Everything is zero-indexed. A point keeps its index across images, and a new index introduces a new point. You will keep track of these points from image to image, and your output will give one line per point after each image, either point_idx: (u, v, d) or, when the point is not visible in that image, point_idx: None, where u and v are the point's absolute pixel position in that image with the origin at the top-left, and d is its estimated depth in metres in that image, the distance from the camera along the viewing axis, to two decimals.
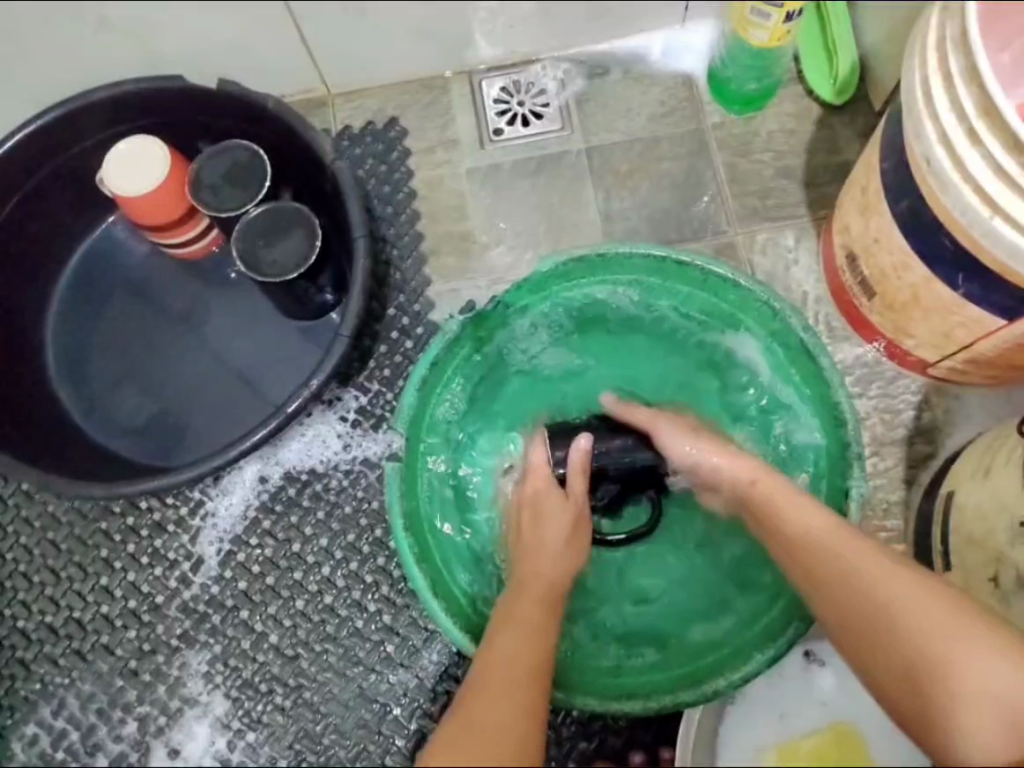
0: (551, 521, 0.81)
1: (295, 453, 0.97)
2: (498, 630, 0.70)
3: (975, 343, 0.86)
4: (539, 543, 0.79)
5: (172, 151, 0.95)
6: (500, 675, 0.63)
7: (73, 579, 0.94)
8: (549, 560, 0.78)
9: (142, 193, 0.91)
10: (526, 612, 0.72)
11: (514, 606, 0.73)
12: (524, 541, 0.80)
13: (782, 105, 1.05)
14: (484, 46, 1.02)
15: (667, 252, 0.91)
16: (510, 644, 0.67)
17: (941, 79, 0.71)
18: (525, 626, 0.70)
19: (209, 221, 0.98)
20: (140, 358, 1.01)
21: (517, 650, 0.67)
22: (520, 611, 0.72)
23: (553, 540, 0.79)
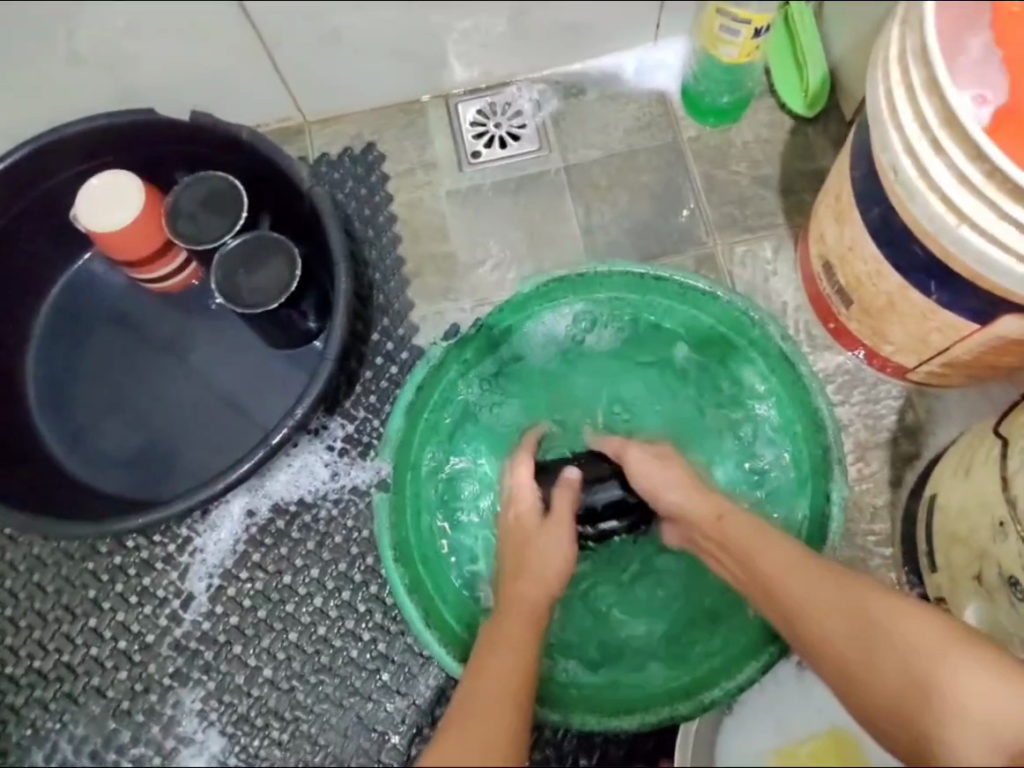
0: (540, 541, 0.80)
1: (283, 483, 0.96)
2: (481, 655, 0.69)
3: (950, 348, 0.87)
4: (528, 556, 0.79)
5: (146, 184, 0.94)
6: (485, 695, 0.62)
7: (61, 621, 0.93)
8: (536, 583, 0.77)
9: (125, 224, 0.90)
10: (508, 632, 0.71)
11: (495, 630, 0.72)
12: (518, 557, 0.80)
13: (756, 118, 1.06)
14: (459, 69, 1.03)
15: (646, 269, 0.92)
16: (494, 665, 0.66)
17: (903, 90, 0.73)
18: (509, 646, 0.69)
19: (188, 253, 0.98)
20: (121, 393, 1.00)
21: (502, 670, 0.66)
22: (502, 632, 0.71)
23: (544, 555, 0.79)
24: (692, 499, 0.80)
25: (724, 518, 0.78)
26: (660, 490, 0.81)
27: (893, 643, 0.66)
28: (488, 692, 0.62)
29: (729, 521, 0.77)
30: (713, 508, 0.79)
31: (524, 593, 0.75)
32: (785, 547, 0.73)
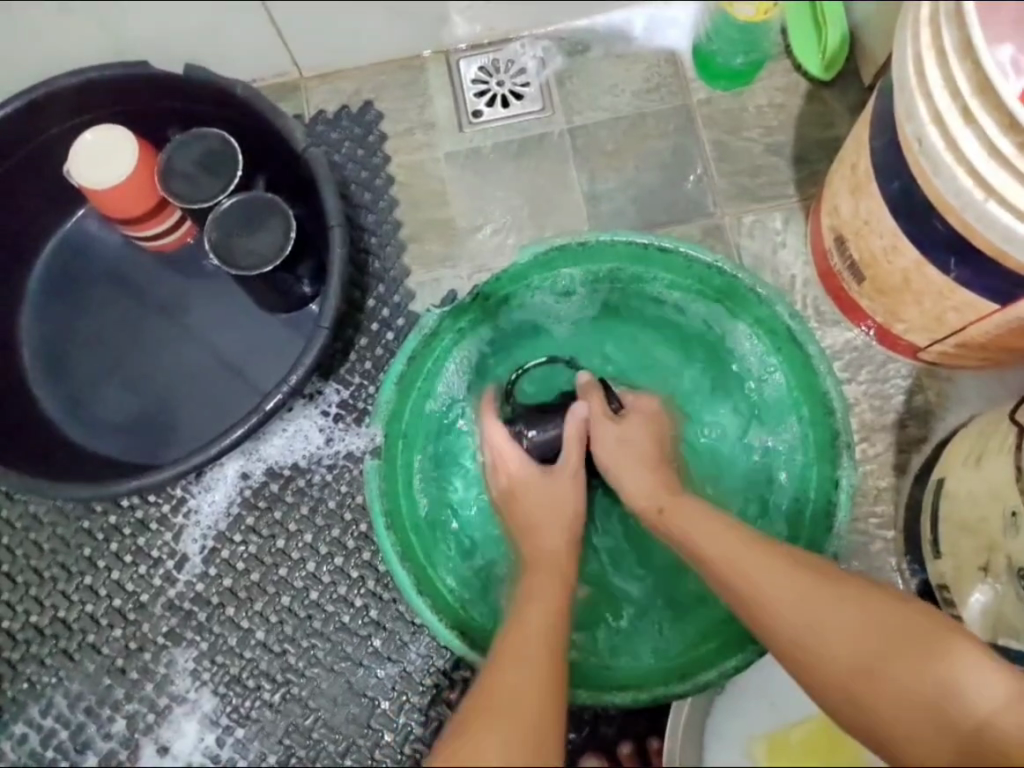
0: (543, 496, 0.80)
1: (277, 448, 0.95)
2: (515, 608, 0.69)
3: (966, 327, 0.83)
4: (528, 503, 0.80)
5: (141, 142, 0.92)
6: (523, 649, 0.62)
7: (57, 579, 0.94)
8: (565, 529, 0.78)
9: (115, 184, 0.88)
10: (541, 584, 0.71)
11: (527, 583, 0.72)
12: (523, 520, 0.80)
13: (771, 80, 1.01)
14: (461, 24, 0.99)
15: (650, 239, 0.89)
16: (530, 616, 0.66)
17: (934, 56, 0.68)
18: (539, 595, 0.69)
19: (181, 214, 0.96)
20: (117, 354, 1.00)
21: (543, 622, 0.65)
22: (533, 584, 0.71)
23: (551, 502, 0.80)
24: (637, 488, 0.80)
25: (664, 508, 0.77)
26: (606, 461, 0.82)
27: (844, 631, 0.65)
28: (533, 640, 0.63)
29: (676, 508, 0.76)
30: (654, 502, 0.78)
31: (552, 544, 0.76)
32: (722, 526, 0.73)
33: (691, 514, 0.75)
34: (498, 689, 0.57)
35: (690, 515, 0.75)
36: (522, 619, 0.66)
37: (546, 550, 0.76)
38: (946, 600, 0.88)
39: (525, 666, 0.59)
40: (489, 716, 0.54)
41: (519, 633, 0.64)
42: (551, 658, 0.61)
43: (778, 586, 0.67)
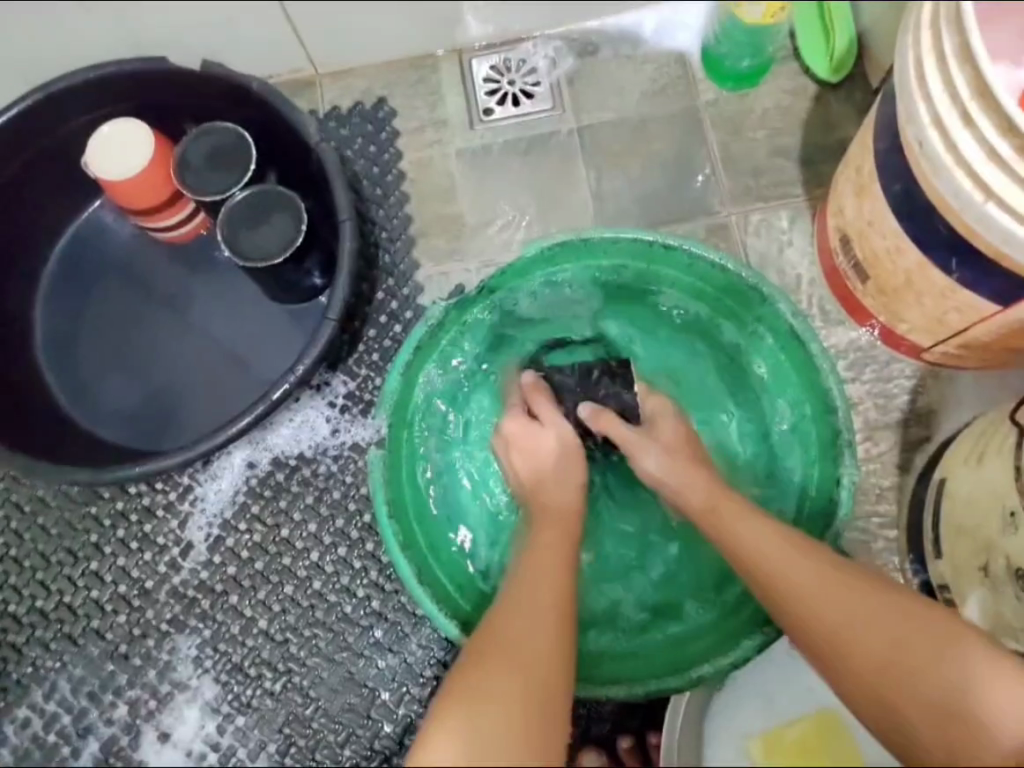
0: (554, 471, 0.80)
1: (283, 439, 0.96)
2: (521, 563, 0.69)
3: (969, 329, 0.84)
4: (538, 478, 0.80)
5: (157, 135, 0.93)
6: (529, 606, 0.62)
7: (63, 564, 0.94)
8: (569, 485, 0.78)
9: (130, 176, 0.90)
10: (550, 540, 0.71)
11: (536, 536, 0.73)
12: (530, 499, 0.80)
13: (778, 83, 1.02)
14: (474, 24, 1.00)
15: (655, 236, 0.89)
16: (533, 565, 0.68)
17: (934, 59, 0.69)
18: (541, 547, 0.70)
19: (194, 207, 0.97)
20: (128, 343, 1.01)
21: (544, 570, 0.67)
22: (541, 537, 0.72)
23: (564, 476, 0.79)
24: (684, 483, 0.78)
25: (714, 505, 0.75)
26: (653, 457, 0.80)
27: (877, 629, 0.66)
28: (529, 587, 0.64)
29: (719, 509, 0.75)
30: (706, 498, 0.76)
31: (556, 499, 0.77)
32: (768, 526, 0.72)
33: (737, 512, 0.74)
34: (498, 634, 0.60)
35: (738, 514, 0.74)
36: (526, 574, 0.66)
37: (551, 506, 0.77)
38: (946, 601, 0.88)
39: (533, 621, 0.60)
40: (485, 664, 0.57)
41: (525, 589, 0.64)
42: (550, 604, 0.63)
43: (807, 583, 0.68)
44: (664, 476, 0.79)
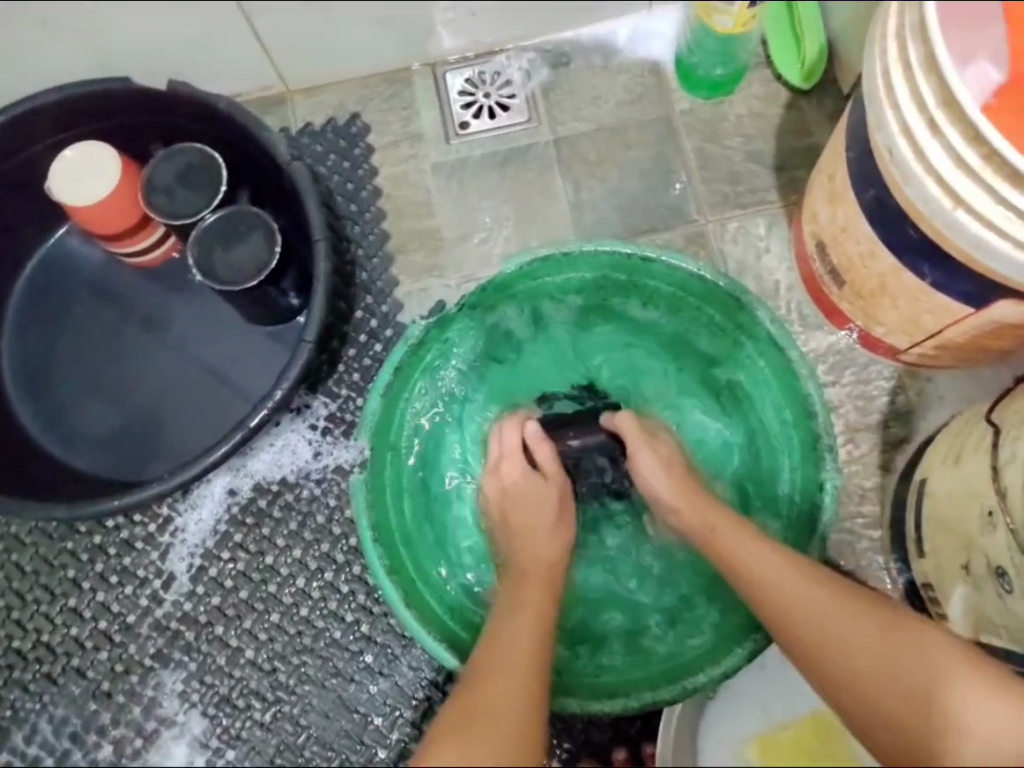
0: (543, 524, 0.79)
1: (265, 463, 0.94)
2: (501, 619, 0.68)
3: (943, 330, 0.85)
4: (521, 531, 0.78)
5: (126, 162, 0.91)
6: (500, 671, 0.61)
7: (40, 602, 0.92)
8: (548, 535, 0.78)
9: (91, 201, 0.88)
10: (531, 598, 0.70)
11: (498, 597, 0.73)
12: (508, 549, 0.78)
13: (751, 90, 1.03)
14: (446, 37, 0.99)
15: (633, 248, 0.89)
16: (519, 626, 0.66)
17: (900, 69, 0.69)
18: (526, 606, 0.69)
19: (156, 237, 0.95)
20: (101, 371, 0.98)
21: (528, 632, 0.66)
22: (523, 594, 0.71)
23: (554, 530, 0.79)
24: (686, 508, 0.78)
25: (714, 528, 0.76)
26: (655, 480, 0.81)
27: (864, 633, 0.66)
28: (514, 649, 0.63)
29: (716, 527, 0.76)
30: (704, 519, 0.77)
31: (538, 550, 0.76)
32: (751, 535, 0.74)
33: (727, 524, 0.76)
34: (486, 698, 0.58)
35: (727, 524, 0.76)
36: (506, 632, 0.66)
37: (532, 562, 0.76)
38: (931, 599, 0.89)
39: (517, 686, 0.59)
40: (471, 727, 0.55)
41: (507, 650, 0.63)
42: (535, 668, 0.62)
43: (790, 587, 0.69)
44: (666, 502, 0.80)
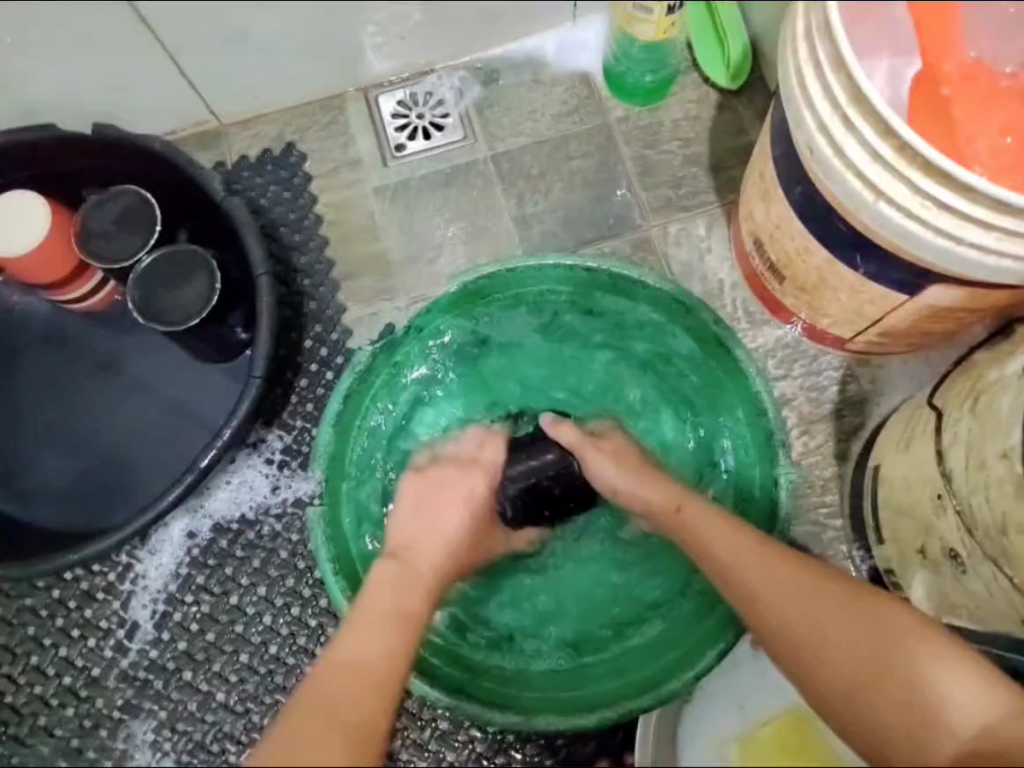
0: (460, 544, 0.75)
1: (223, 502, 0.93)
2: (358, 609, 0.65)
3: (884, 317, 0.86)
4: (432, 539, 0.74)
5: (62, 221, 0.89)
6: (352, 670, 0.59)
7: (1, 663, 0.90)
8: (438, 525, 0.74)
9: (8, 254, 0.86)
10: (395, 589, 0.67)
11: (375, 575, 0.68)
12: (399, 544, 0.73)
13: (682, 94, 1.04)
14: (375, 60, 0.99)
15: (575, 260, 0.89)
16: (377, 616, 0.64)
17: (812, 68, 0.70)
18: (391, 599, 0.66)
19: (74, 293, 0.93)
20: (48, 423, 0.96)
21: (387, 628, 0.63)
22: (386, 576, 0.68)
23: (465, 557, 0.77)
24: (651, 494, 0.77)
25: (681, 509, 0.74)
26: (608, 477, 0.79)
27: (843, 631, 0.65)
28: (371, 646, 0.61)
29: (686, 514, 0.74)
30: (669, 501, 0.75)
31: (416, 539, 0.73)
32: (728, 525, 0.72)
33: (706, 516, 0.73)
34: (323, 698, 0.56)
35: (705, 515, 0.73)
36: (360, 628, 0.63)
37: (411, 549, 0.72)
38: (894, 584, 0.90)
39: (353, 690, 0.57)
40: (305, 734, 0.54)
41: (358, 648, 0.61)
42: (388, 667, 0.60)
43: (773, 583, 0.68)
44: (631, 494, 0.78)
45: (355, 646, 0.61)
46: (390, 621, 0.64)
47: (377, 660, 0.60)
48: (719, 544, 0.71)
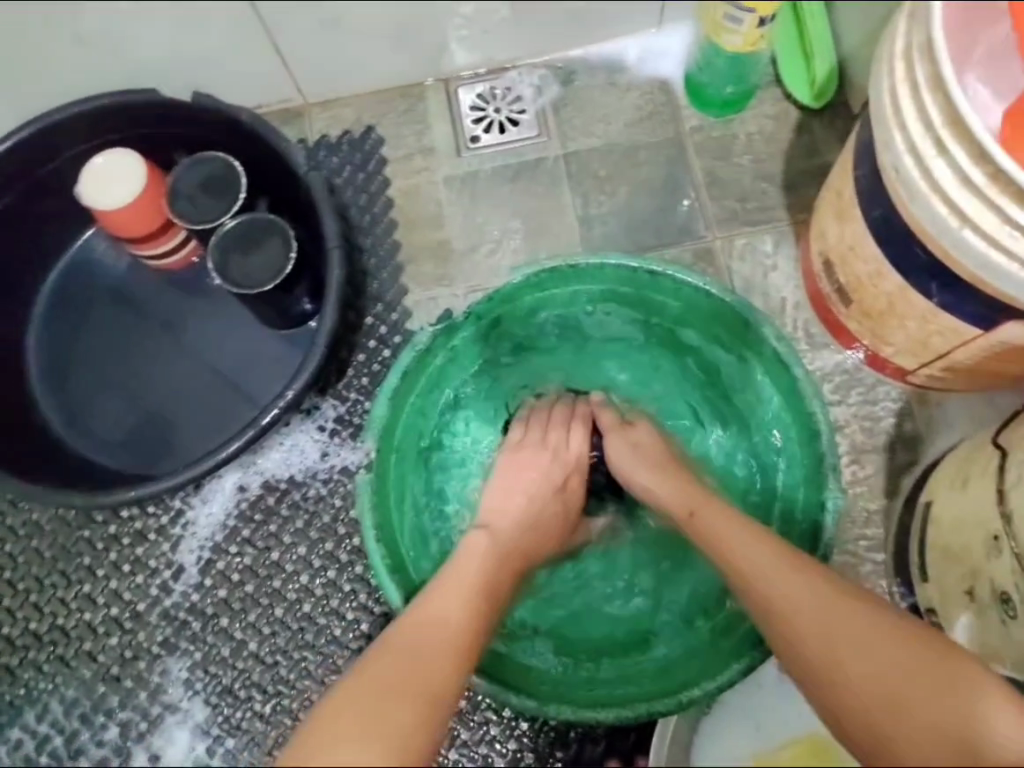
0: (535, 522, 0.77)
1: (274, 462, 0.98)
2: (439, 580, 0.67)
3: (952, 352, 0.84)
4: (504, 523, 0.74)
5: (155, 186, 0.95)
6: (431, 632, 0.60)
7: (56, 587, 0.96)
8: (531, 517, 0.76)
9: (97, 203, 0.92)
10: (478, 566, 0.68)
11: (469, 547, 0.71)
12: (488, 519, 0.75)
13: (760, 108, 1.03)
14: (459, 53, 1.02)
15: (639, 261, 0.90)
16: (452, 588, 0.65)
17: (908, 88, 0.69)
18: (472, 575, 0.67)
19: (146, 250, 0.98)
20: (121, 370, 1.02)
21: (466, 603, 0.64)
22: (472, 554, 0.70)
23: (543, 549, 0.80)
24: (671, 496, 0.75)
25: (695, 514, 0.72)
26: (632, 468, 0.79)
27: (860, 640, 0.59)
28: (450, 612, 0.62)
29: (701, 518, 0.71)
30: (686, 507, 0.73)
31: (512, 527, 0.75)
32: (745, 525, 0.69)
33: (722, 518, 0.70)
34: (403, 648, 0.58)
35: (720, 518, 0.70)
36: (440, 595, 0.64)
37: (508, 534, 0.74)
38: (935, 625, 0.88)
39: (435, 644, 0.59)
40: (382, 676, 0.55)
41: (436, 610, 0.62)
42: (463, 637, 0.61)
43: (787, 584, 0.63)
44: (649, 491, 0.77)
45: (448, 605, 0.63)
46: (480, 590, 0.66)
47: (466, 621, 0.63)
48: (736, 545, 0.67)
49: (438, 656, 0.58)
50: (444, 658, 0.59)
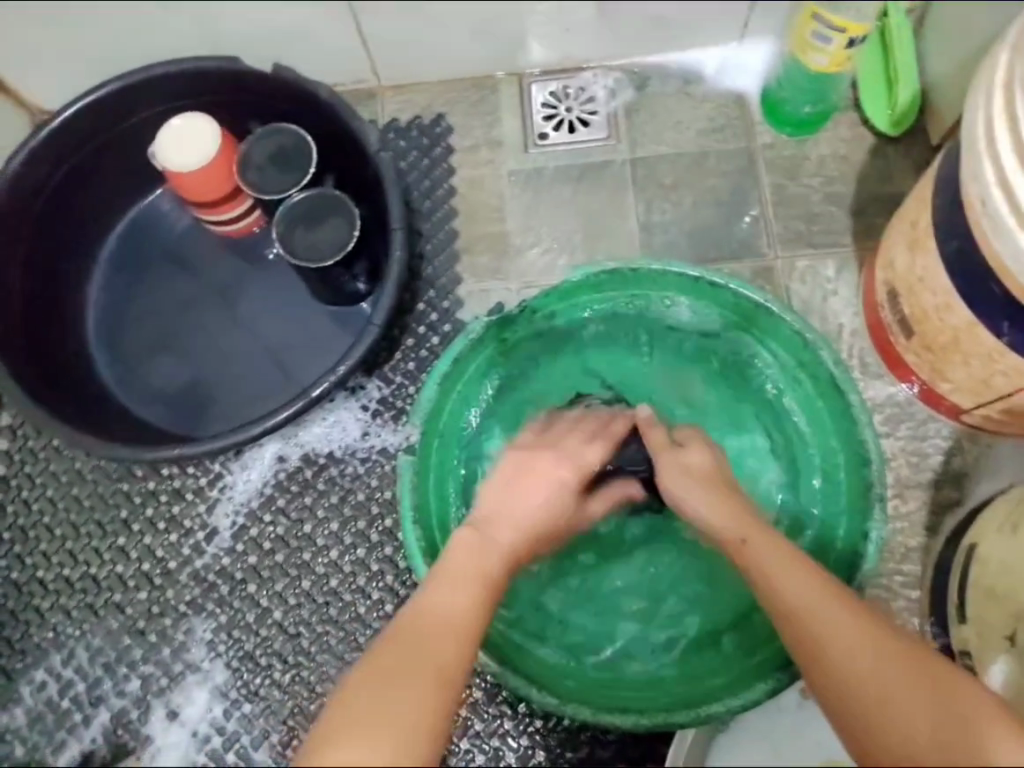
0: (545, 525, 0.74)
1: (316, 435, 0.98)
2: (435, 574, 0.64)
3: (1014, 394, 0.83)
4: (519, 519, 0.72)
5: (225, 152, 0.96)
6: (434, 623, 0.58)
7: (91, 536, 0.98)
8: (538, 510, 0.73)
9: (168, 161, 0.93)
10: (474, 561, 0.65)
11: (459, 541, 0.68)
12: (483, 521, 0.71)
13: (835, 131, 1.02)
14: (537, 49, 1.02)
15: (701, 272, 0.90)
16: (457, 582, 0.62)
17: (1005, 119, 0.68)
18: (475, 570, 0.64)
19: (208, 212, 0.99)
20: (173, 330, 1.04)
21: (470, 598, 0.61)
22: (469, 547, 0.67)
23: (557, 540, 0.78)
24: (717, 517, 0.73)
25: (746, 541, 0.70)
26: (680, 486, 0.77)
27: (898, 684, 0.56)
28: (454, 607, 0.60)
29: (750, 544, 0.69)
30: (737, 531, 0.71)
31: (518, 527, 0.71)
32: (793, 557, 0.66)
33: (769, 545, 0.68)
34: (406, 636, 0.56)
35: (766, 548, 0.68)
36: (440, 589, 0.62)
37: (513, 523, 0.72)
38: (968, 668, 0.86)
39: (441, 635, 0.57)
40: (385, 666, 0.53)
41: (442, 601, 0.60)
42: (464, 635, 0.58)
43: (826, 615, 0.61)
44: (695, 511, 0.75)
45: (451, 596, 0.61)
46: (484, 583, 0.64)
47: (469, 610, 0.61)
48: (782, 576, 0.65)
49: (438, 642, 0.56)
50: (446, 645, 0.56)
